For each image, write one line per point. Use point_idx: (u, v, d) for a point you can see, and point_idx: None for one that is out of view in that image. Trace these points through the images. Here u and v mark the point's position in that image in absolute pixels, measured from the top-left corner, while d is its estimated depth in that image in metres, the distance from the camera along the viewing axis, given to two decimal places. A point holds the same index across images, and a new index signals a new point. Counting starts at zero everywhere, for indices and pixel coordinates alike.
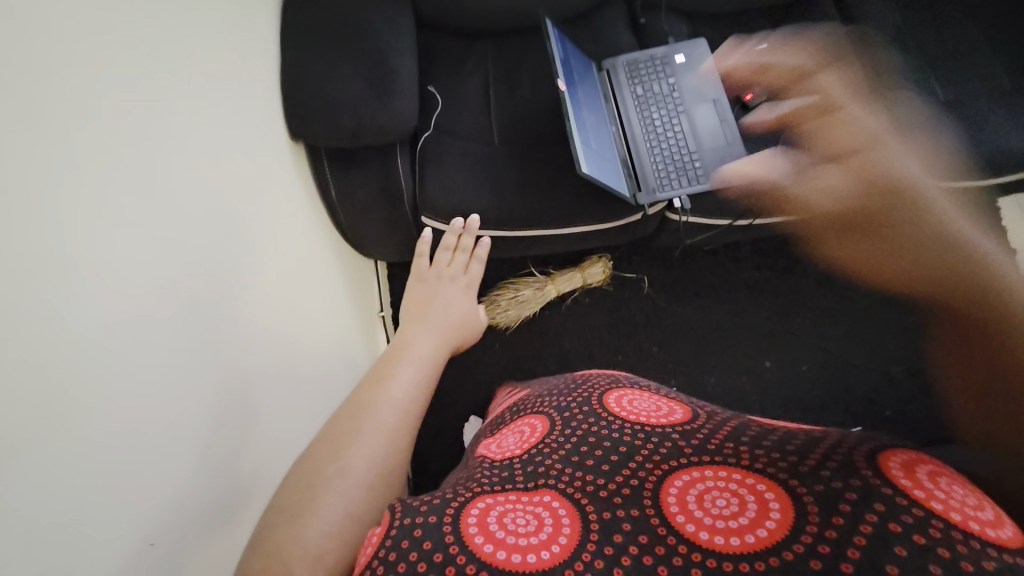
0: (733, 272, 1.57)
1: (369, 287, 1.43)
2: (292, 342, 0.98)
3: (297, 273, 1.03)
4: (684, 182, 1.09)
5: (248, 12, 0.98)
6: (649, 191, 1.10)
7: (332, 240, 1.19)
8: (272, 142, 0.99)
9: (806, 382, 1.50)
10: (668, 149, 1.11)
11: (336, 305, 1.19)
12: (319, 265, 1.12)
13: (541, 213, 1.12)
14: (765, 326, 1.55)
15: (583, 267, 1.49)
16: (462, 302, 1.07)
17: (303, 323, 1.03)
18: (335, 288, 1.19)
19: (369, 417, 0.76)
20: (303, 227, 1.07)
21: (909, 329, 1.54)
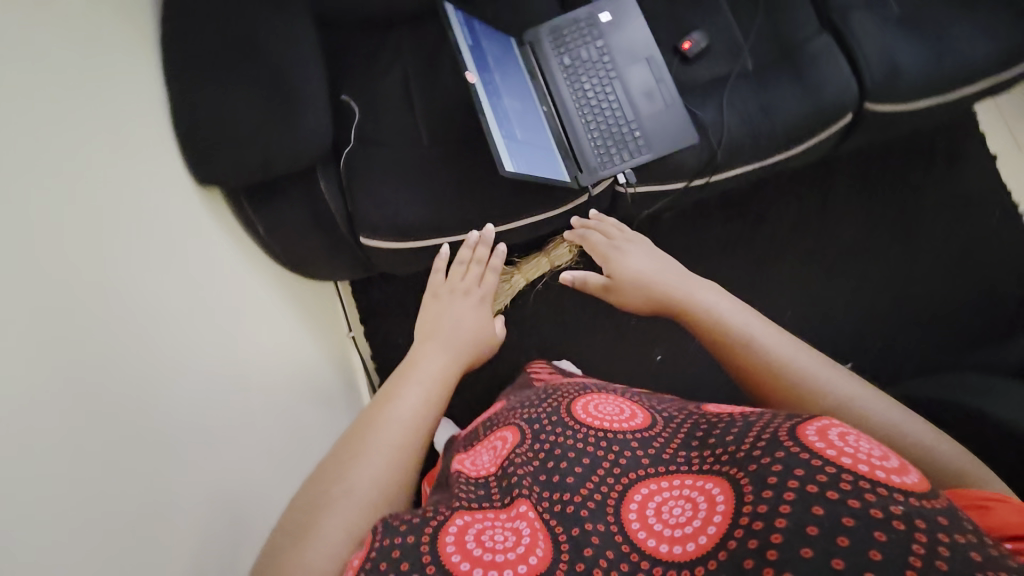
0: (703, 228, 1.52)
1: (331, 313, 1.39)
2: (266, 387, 0.96)
3: (255, 325, 1.00)
4: (625, 155, 1.01)
5: (124, 49, 0.89)
6: (591, 171, 1.02)
7: (275, 277, 1.15)
8: (181, 191, 0.92)
9: (792, 329, 1.48)
10: (606, 121, 1.03)
11: (300, 346, 1.15)
12: (270, 309, 1.08)
13: (486, 211, 1.06)
14: (743, 279, 1.50)
15: (548, 251, 1.43)
16: (477, 314, 1.05)
17: (273, 369, 1.01)
18: (296, 330, 1.16)
19: (375, 436, 0.75)
20: (243, 277, 1.03)
21: (891, 256, 1.50)
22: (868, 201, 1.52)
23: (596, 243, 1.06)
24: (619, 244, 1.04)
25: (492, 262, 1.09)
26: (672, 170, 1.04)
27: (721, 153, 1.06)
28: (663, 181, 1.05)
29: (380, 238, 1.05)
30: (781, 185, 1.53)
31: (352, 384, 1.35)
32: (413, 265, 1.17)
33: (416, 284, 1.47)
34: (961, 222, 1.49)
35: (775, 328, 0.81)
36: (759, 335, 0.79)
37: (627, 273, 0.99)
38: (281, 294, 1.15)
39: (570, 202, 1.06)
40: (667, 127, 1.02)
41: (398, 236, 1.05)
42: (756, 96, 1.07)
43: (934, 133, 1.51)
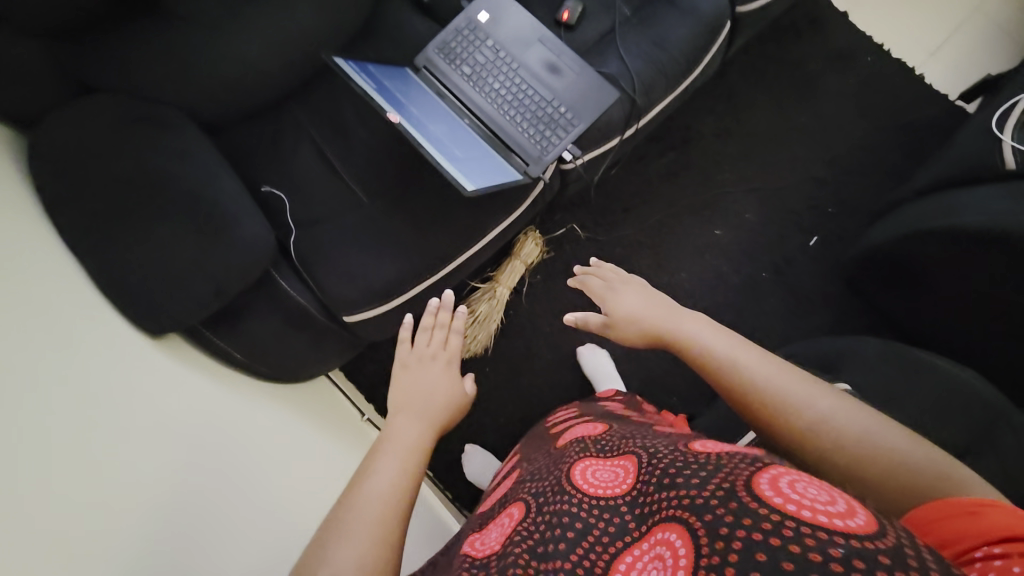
0: (643, 171, 1.56)
1: (338, 404, 1.27)
2: (297, 514, 0.88)
3: (266, 457, 0.91)
4: (561, 133, 1.02)
5: (21, 229, 0.78)
6: (536, 160, 1.02)
7: (265, 395, 1.04)
8: (145, 356, 0.84)
9: (756, 225, 1.56)
10: (529, 109, 1.03)
11: (324, 453, 1.05)
12: (274, 430, 0.98)
13: (455, 237, 1.03)
14: (697, 200, 1.57)
15: (518, 252, 1.43)
16: (447, 380, 0.96)
17: (299, 494, 0.91)
18: (313, 439, 1.05)
19: (351, 515, 0.66)
20: (237, 409, 0.93)
21: (807, 128, 1.61)
22: (767, 90, 1.63)
23: (593, 287, 1.11)
24: (622, 287, 1.08)
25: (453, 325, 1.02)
26: (606, 129, 1.07)
27: (639, 97, 1.10)
28: (602, 145, 1.08)
29: (366, 307, 1.00)
30: (689, 109, 1.61)
31: None
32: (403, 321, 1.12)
33: None
34: (848, 76, 1.63)
35: (763, 353, 0.81)
36: (744, 358, 0.81)
37: (621, 313, 1.02)
38: (282, 408, 1.05)
39: (530, 195, 1.06)
40: (586, 94, 1.04)
41: (382, 299, 1.00)
42: (645, 36, 1.12)
43: (793, 12, 1.65)
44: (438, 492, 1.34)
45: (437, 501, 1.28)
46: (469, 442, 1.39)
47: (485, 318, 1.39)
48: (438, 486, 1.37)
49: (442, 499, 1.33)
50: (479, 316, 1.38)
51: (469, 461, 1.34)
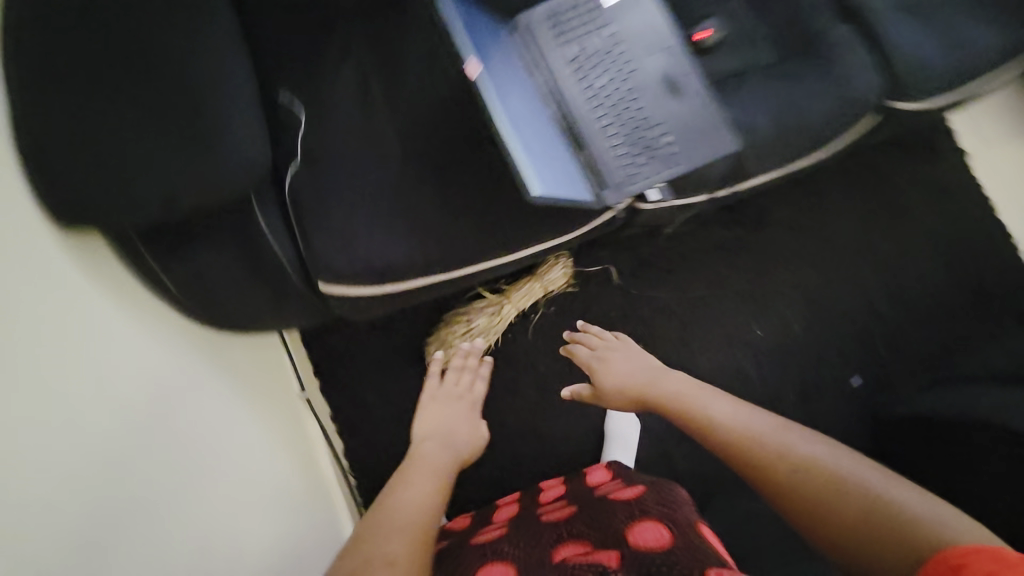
0: (702, 237, 1.38)
1: (278, 378, 1.06)
2: (203, 506, 0.69)
3: (185, 428, 0.73)
4: (655, 165, 0.82)
5: None
6: (614, 187, 0.81)
7: (200, 348, 0.84)
8: (51, 255, 0.64)
9: (799, 339, 1.39)
10: (628, 124, 0.83)
11: (248, 437, 0.86)
12: (201, 395, 0.79)
13: (484, 240, 0.84)
14: (746, 289, 1.39)
15: (539, 275, 1.22)
16: (472, 417, 1.11)
17: (212, 482, 0.73)
18: (242, 417, 0.87)
19: (391, 524, 0.79)
20: (163, 359, 0.74)
21: (884, 258, 1.45)
22: (857, 202, 1.46)
23: (581, 353, 1.15)
24: (618, 355, 1.12)
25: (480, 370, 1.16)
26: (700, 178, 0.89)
27: (750, 157, 0.92)
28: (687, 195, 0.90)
29: (348, 281, 0.79)
30: (772, 191, 1.44)
31: (314, 469, 1.04)
32: (387, 310, 0.92)
33: (382, 327, 1.19)
34: (946, 220, 1.47)
35: (739, 409, 0.91)
36: (721, 416, 0.89)
37: (611, 377, 1.09)
38: (217, 369, 0.86)
39: (585, 223, 0.88)
40: (700, 129, 0.83)
41: (375, 279, 0.80)
42: (780, 94, 0.94)
43: (913, 131, 1.48)
44: (355, 510, 1.13)
45: (347, 524, 1.07)
46: None
47: (480, 334, 1.19)
48: (357, 502, 1.14)
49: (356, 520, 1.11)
50: (473, 330, 1.19)
51: None
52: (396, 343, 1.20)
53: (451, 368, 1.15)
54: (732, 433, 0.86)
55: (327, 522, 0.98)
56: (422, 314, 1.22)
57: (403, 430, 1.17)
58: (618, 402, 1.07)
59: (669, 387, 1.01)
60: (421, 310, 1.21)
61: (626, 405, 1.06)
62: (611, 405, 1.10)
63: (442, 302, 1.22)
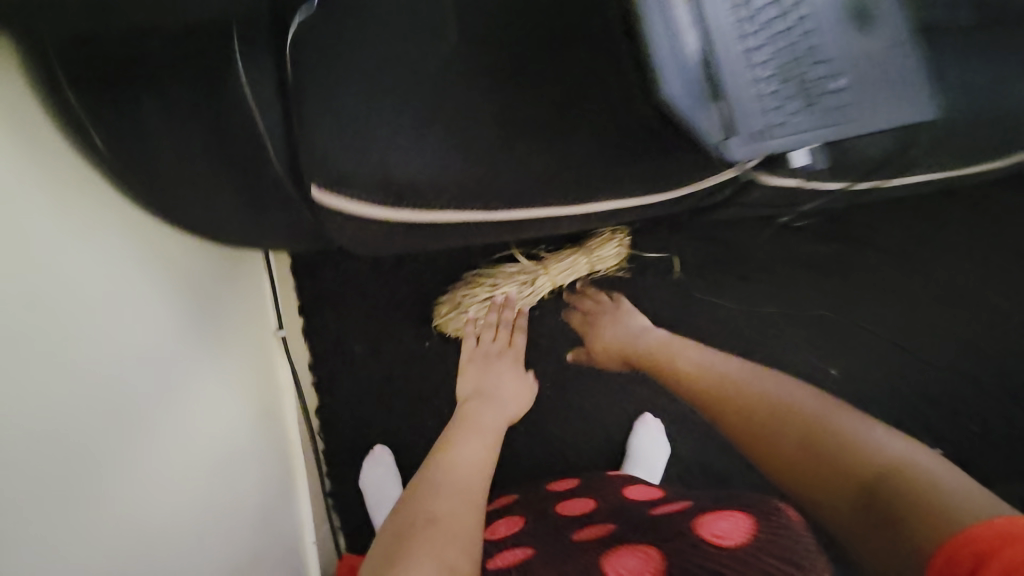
0: (792, 245, 1.11)
1: (252, 305, 0.85)
2: (127, 452, 0.52)
3: (120, 347, 0.54)
4: (817, 117, 0.57)
5: None
6: (750, 137, 0.56)
7: (154, 247, 0.63)
8: None
9: (876, 392, 1.15)
10: (790, 50, 0.57)
11: (199, 373, 0.67)
12: (146, 309, 0.59)
13: (543, 180, 0.61)
14: (830, 320, 1.14)
15: (589, 249, 0.99)
16: (518, 373, 0.92)
17: (141, 423, 0.54)
18: (195, 346, 0.68)
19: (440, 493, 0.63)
20: (104, 252, 0.54)
21: (1006, 317, 1.17)
22: (990, 243, 1.18)
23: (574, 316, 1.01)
24: (603, 317, 0.98)
25: (518, 322, 0.95)
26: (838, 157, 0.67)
27: (920, 141, 0.68)
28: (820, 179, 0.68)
29: (351, 196, 0.58)
30: (887, 207, 1.16)
31: (275, 422, 0.86)
32: (397, 249, 0.71)
33: (387, 272, 0.98)
34: None
35: (702, 351, 0.84)
36: (683, 358, 0.83)
37: (600, 337, 0.96)
38: (173, 279, 0.66)
39: (680, 187, 0.64)
40: (881, 83, 0.59)
41: (388, 199, 0.59)
42: (984, 63, 0.67)
43: None
44: (316, 478, 0.95)
45: (302, 492, 0.90)
46: (383, 444, 0.98)
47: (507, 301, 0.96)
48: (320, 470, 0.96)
49: (313, 489, 0.94)
50: (499, 294, 0.95)
51: (368, 466, 0.95)
52: (402, 293, 0.99)
53: (484, 323, 0.94)
54: (686, 374, 0.80)
55: (275, 487, 0.81)
56: (439, 266, 1.00)
57: (389, 397, 0.98)
58: (610, 362, 0.97)
59: (654, 341, 0.89)
60: (438, 261, 1.00)
61: (618, 365, 0.96)
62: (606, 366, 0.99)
63: (464, 256, 1.00)
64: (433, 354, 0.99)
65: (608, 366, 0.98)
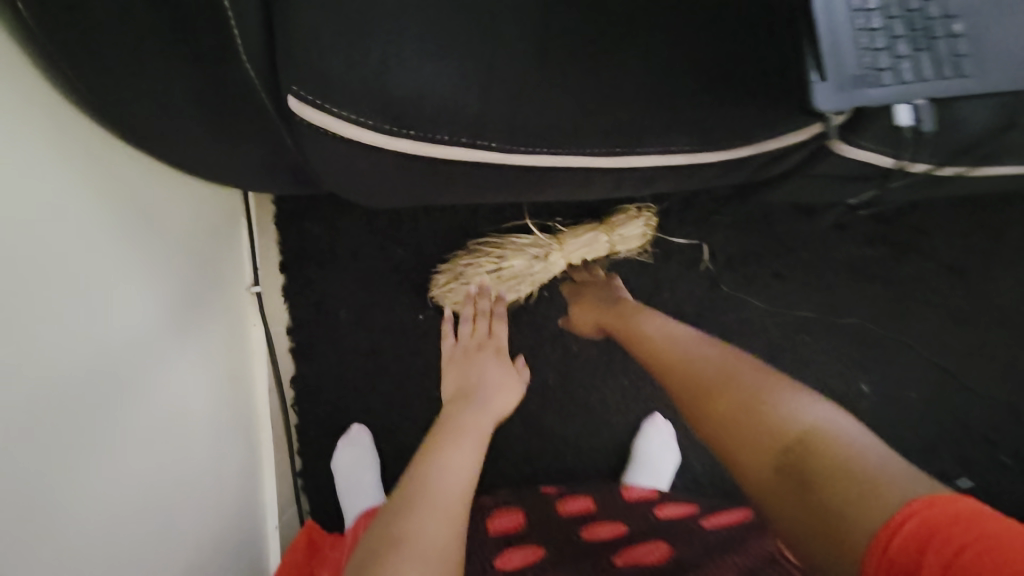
0: (832, 244, 1.01)
1: (227, 252, 0.75)
2: (36, 395, 0.41)
3: (33, 260, 0.43)
4: (926, 66, 0.46)
5: None
6: (846, 82, 0.45)
7: (104, 161, 0.52)
8: None
9: (910, 414, 1.04)
10: None
11: (147, 314, 0.57)
12: (78, 225, 0.48)
13: (577, 121, 0.51)
14: (866, 330, 1.03)
15: (611, 225, 0.87)
16: (501, 371, 0.76)
17: (53, 361, 0.43)
18: (146, 282, 0.57)
19: (423, 521, 0.52)
20: (29, 142, 0.43)
21: None
22: None
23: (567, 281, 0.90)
24: (594, 289, 0.85)
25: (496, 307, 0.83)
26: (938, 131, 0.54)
27: None
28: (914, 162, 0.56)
29: (343, 115, 0.47)
30: (943, 210, 1.05)
31: (241, 387, 0.76)
32: (396, 196, 0.60)
33: (383, 231, 0.87)
34: None
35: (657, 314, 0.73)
36: (641, 321, 0.73)
37: (580, 301, 0.85)
38: (125, 200, 0.55)
39: (744, 146, 0.53)
40: (1008, 32, 0.48)
41: (386, 121, 0.48)
42: None
43: None
44: (285, 455, 0.85)
45: (266, 469, 0.80)
46: (361, 423, 0.88)
47: (515, 279, 0.85)
48: (288, 444, 0.85)
49: (281, 467, 0.84)
50: (506, 270, 0.85)
51: (342, 445, 0.85)
52: (399, 256, 0.88)
53: (462, 317, 0.81)
54: (644, 340, 0.70)
55: (231, 461, 0.70)
56: (442, 230, 0.89)
57: (374, 371, 0.87)
58: (587, 329, 0.85)
59: (631, 308, 0.77)
60: (442, 224, 0.89)
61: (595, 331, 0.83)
62: (584, 333, 0.87)
63: (471, 221, 0.89)
64: (427, 327, 0.88)
65: (585, 334, 0.87)
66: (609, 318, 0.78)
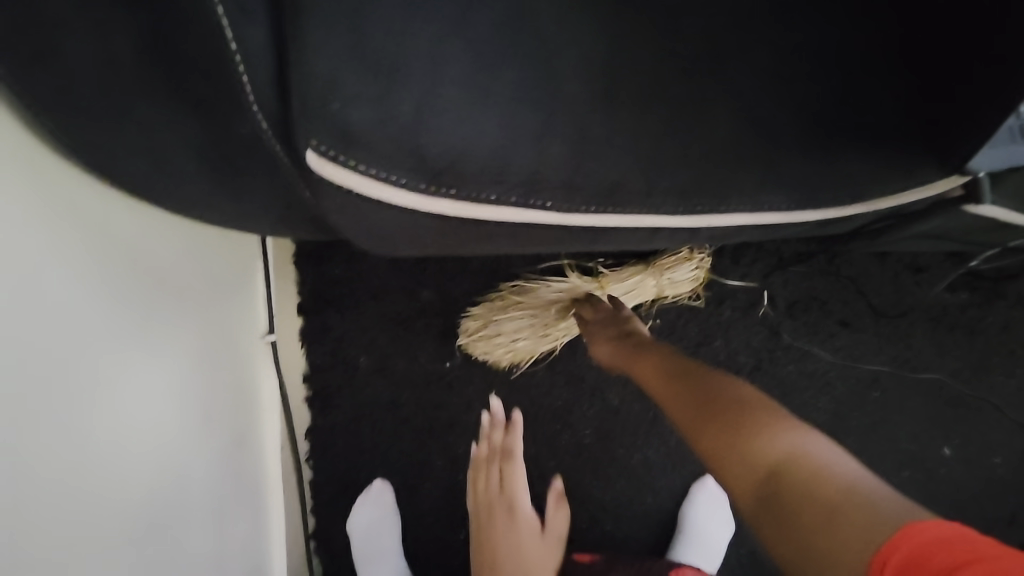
0: (906, 288, 0.90)
1: (237, 301, 0.69)
2: (37, 505, 0.37)
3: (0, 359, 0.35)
4: None
5: None
6: (1001, 139, 0.44)
7: (108, 220, 0.48)
8: None
9: (1003, 485, 0.91)
10: None
11: (141, 393, 0.50)
12: (70, 295, 0.42)
13: (641, 175, 0.43)
14: (946, 386, 0.91)
15: (659, 268, 0.78)
16: (526, 521, 0.74)
17: (21, 479, 0.36)
18: (139, 356, 0.50)
19: None
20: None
21: None
22: None
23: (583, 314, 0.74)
24: (608, 328, 0.69)
25: (506, 445, 0.75)
26: None
27: None
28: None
29: (369, 169, 0.40)
30: None
31: (249, 448, 0.69)
32: (429, 249, 0.53)
33: (407, 272, 0.80)
34: None
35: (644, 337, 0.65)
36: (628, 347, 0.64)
37: (596, 330, 0.70)
38: (117, 263, 0.48)
39: (839, 202, 0.46)
40: None
41: (418, 181, 0.41)
42: None
43: None
44: (297, 517, 0.77)
45: (275, 535, 0.73)
46: (383, 478, 0.80)
47: (556, 331, 0.78)
48: (303, 506, 0.78)
49: (293, 531, 0.77)
50: (544, 324, 0.77)
51: (359, 506, 0.77)
52: (423, 300, 0.80)
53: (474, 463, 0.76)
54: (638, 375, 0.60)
55: (235, 538, 0.63)
56: (471, 272, 0.81)
57: (396, 424, 0.80)
58: (609, 361, 0.67)
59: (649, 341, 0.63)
60: (471, 265, 0.81)
61: (614, 361, 0.66)
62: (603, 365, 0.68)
63: (503, 262, 0.82)
64: (454, 377, 0.81)
65: (605, 366, 0.68)
66: (630, 348, 0.63)
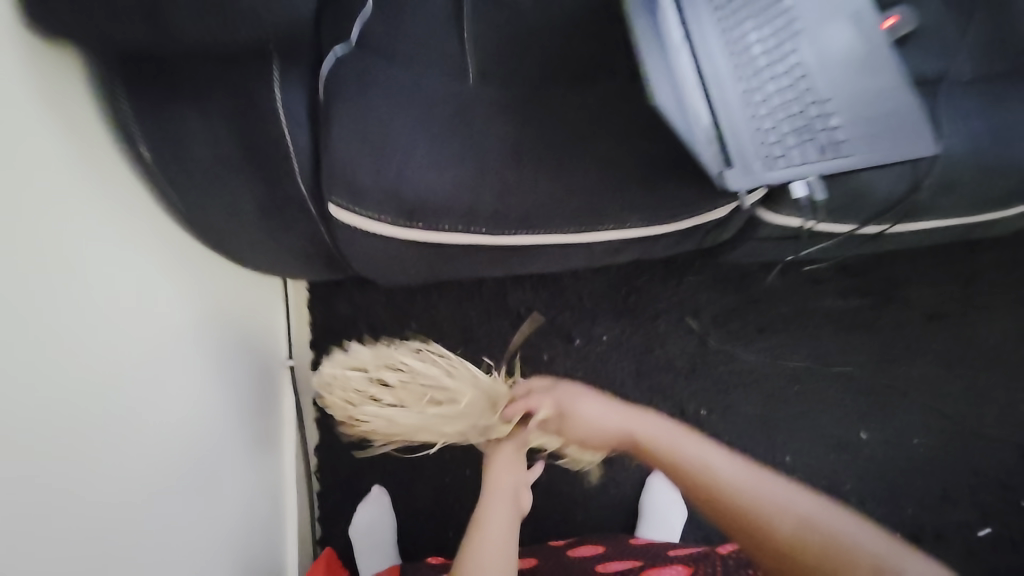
0: (810, 300, 1.09)
1: (267, 331, 0.89)
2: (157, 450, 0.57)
3: (81, 386, 0.48)
4: (811, 153, 0.60)
5: None
6: (749, 165, 0.59)
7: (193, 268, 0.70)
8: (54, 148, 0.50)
9: (920, 464, 1.04)
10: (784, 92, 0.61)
11: (201, 402, 0.67)
12: (177, 318, 0.65)
13: (550, 209, 0.64)
14: (858, 378, 1.07)
15: None
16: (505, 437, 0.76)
17: (146, 437, 0.56)
18: (179, 386, 0.64)
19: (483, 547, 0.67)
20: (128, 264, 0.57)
21: None
22: None
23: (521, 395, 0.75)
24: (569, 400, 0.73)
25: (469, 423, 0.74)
26: (845, 200, 0.66)
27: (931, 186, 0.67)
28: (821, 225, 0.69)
29: (366, 213, 0.62)
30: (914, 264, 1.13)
31: (270, 454, 0.84)
32: (410, 275, 0.73)
33: (400, 306, 1.00)
34: None
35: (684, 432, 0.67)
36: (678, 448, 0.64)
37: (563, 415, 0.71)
38: (201, 298, 0.71)
39: (684, 220, 0.67)
40: (881, 112, 0.61)
41: (400, 221, 0.62)
42: (988, 114, 0.69)
43: None
44: (306, 518, 0.91)
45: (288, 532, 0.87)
46: (379, 483, 0.93)
47: (437, 409, 0.72)
48: (312, 509, 0.92)
49: (303, 531, 0.90)
50: (430, 394, 0.72)
51: (360, 506, 0.90)
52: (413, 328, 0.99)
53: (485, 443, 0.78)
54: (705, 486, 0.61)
55: (259, 523, 0.78)
56: (449, 303, 1.01)
57: None
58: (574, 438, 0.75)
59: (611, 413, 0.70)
60: (450, 298, 1.01)
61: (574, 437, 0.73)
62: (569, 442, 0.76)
63: (474, 293, 1.01)
64: None
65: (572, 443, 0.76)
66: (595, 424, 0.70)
